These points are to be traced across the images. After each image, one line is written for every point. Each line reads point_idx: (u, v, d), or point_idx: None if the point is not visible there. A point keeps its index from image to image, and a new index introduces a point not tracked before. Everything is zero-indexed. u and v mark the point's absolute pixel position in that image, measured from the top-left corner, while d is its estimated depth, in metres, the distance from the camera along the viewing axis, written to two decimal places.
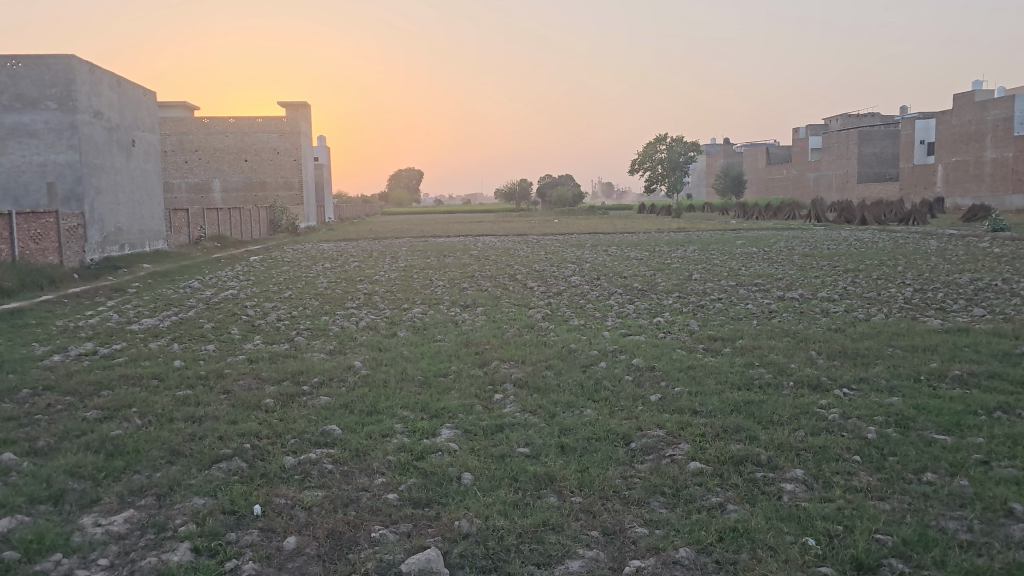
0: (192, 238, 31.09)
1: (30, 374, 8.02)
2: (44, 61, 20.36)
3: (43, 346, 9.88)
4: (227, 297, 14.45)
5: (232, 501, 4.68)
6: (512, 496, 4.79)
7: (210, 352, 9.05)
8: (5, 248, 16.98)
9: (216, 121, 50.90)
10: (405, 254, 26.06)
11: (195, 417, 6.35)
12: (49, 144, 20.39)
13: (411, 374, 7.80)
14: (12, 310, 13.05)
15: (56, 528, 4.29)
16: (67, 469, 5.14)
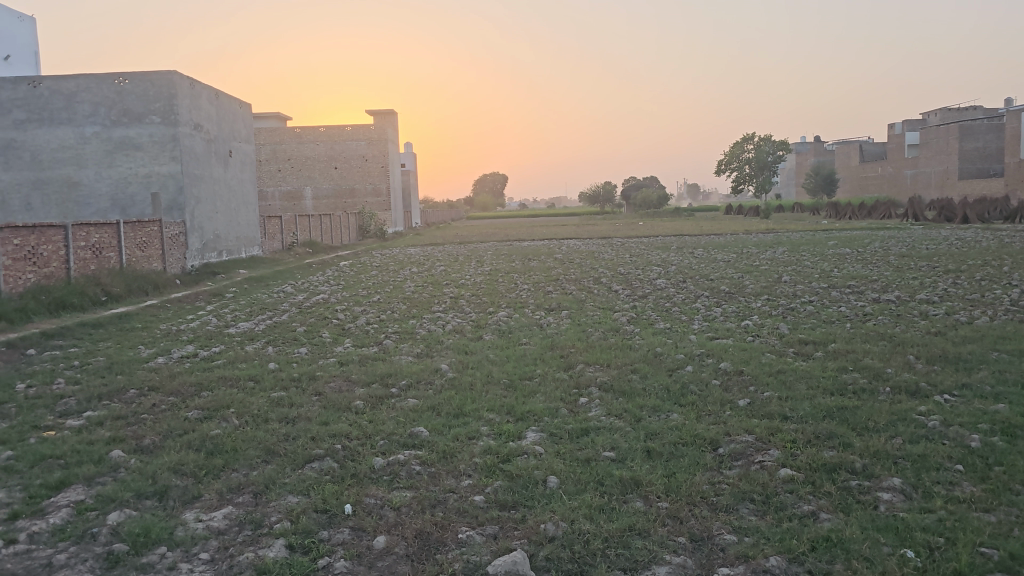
0: (285, 244, 32.14)
1: (137, 375, 8.45)
2: (148, 77, 21.33)
3: (148, 348, 10.40)
4: (318, 302, 14.89)
5: (323, 500, 4.82)
6: (597, 499, 4.78)
7: (303, 355, 9.35)
8: (113, 255, 17.93)
9: (307, 130, 52.53)
10: (490, 257, 26.39)
11: (288, 418, 6.57)
12: (153, 156, 21.42)
13: (497, 377, 7.87)
14: (119, 314, 13.77)
15: (161, 522, 4.51)
16: (170, 467, 5.39)
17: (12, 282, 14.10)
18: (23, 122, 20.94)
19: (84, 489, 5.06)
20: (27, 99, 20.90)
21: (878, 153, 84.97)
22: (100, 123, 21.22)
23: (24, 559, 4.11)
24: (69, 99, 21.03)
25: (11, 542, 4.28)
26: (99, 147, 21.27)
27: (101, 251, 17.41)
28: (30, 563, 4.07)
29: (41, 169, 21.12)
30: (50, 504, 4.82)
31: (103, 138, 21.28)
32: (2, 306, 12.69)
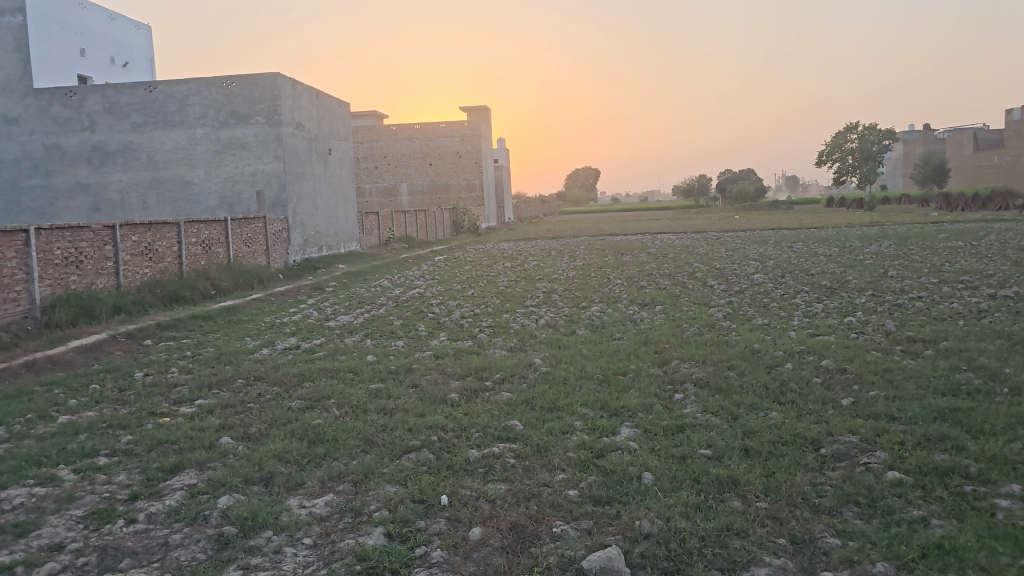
0: (382, 240, 32.90)
1: (243, 366, 8.80)
2: (254, 79, 22.21)
3: (254, 340, 10.81)
4: (413, 296, 15.15)
5: (420, 491, 4.91)
6: (694, 497, 4.71)
7: (399, 348, 9.54)
8: (222, 251, 18.74)
9: (403, 128, 53.48)
10: (583, 252, 26.30)
11: (386, 409, 6.72)
12: (258, 155, 22.27)
13: (591, 372, 7.83)
14: (227, 307, 14.35)
15: (267, 507, 4.69)
16: (275, 454, 5.60)
17: (130, 276, 14.86)
18: (140, 125, 21.97)
19: (195, 473, 5.31)
20: (144, 103, 21.97)
21: (994, 140, 80.32)
22: (209, 125, 22.17)
23: (142, 538, 4.34)
24: (182, 102, 22.02)
25: (131, 521, 4.53)
26: (208, 147, 22.21)
27: (210, 247, 18.22)
28: (148, 541, 4.29)
29: (156, 169, 22.14)
30: (166, 487, 5.08)
31: (212, 139, 22.23)
32: (121, 299, 13.40)
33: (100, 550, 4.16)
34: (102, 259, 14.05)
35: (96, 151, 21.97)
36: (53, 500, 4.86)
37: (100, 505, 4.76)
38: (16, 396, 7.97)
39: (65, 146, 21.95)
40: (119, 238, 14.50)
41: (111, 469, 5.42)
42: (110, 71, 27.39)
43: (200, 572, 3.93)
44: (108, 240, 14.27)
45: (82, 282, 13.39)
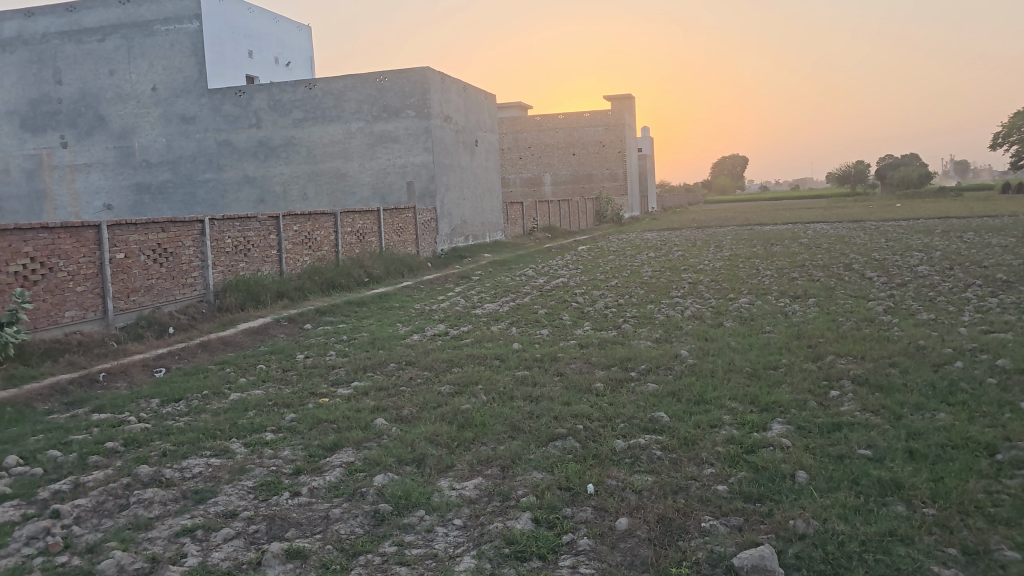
0: (525, 229, 33.27)
1: (396, 350, 9.16)
2: (405, 74, 22.91)
3: (405, 326, 11.22)
4: (557, 285, 15.22)
5: (567, 478, 4.93)
6: (852, 500, 4.48)
7: (545, 336, 9.62)
8: (374, 240, 19.55)
9: (547, 118, 53.78)
10: (730, 243, 25.49)
11: (531, 397, 6.80)
12: (408, 147, 23.00)
13: (739, 365, 7.61)
14: (379, 294, 14.95)
15: (419, 487, 4.85)
16: (426, 437, 5.78)
17: (292, 264, 15.76)
18: (301, 121, 23.19)
19: (352, 452, 5.56)
20: (304, 100, 23.15)
21: None
22: (363, 119, 23.07)
23: (306, 510, 4.60)
24: (339, 98, 23.03)
25: (295, 494, 4.81)
26: (362, 141, 23.10)
27: (364, 236, 19.05)
28: (311, 514, 4.55)
29: (315, 163, 23.29)
30: (326, 463, 5.36)
31: (366, 133, 23.13)
32: (284, 285, 14.24)
33: (269, 519, 4.44)
34: (267, 247, 14.97)
35: (262, 146, 23.42)
36: (227, 470, 5.24)
37: (267, 477, 5.09)
38: (194, 372, 8.67)
39: (235, 142, 23.53)
40: (282, 228, 15.39)
41: (277, 444, 5.78)
42: (275, 70, 29.11)
43: (359, 545, 4.12)
44: (273, 230, 15.17)
45: (250, 268, 14.32)
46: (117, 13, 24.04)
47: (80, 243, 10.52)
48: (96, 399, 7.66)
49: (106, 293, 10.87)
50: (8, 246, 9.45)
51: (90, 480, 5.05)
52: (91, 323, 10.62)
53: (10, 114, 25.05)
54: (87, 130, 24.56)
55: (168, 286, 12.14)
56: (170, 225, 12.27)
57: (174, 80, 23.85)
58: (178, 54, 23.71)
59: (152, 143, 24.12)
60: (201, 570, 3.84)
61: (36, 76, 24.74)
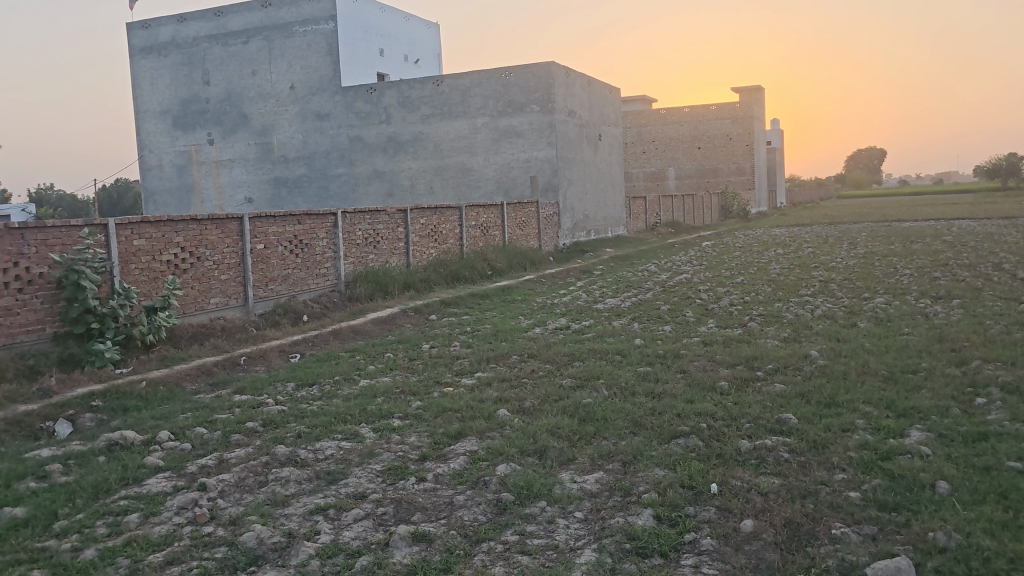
0: (648, 224, 32.87)
1: (517, 343, 9.26)
2: (530, 69, 22.92)
3: (527, 319, 11.32)
4: (681, 281, 14.96)
5: (690, 477, 4.85)
6: (1000, 514, 4.20)
7: (667, 333, 9.50)
8: (498, 233, 19.84)
9: (672, 111, 52.86)
10: (866, 239, 24.33)
11: (654, 393, 6.73)
12: (532, 142, 23.05)
13: (875, 368, 7.26)
14: (501, 287, 15.14)
15: (541, 478, 4.89)
16: (548, 429, 5.82)
17: (418, 256, 16.17)
18: (428, 117, 23.68)
19: (476, 441, 5.67)
20: (432, 96, 23.60)
21: None
22: (488, 114, 23.25)
23: (431, 495, 4.73)
24: (465, 94, 23.30)
25: (421, 479, 4.95)
26: (487, 136, 23.30)
27: (487, 230, 19.35)
28: (436, 499, 4.67)
29: (441, 157, 23.71)
30: (451, 451, 5.49)
31: (491, 128, 23.31)
32: (411, 277, 14.63)
33: (396, 502, 4.59)
34: (395, 240, 15.42)
35: (391, 141, 24.10)
36: (356, 453, 5.45)
37: (395, 461, 5.27)
38: (326, 359, 9.06)
39: (366, 138, 24.34)
40: (409, 221, 15.80)
41: (404, 430, 5.97)
42: (405, 67, 29.88)
43: (481, 532, 4.20)
44: (400, 223, 15.61)
45: (379, 260, 14.79)
46: (260, 15, 25.38)
47: (224, 234, 11.18)
48: (237, 381, 8.15)
49: (246, 282, 11.50)
50: (162, 236, 10.16)
51: (232, 458, 5.38)
52: (233, 310, 11.28)
53: (164, 114, 27.02)
54: (231, 128, 26.16)
55: (303, 276, 12.72)
56: (306, 218, 12.84)
57: (310, 79, 24.93)
58: (315, 54, 24.77)
59: (290, 139, 25.34)
60: (333, 547, 4.01)
61: (187, 77, 26.60)
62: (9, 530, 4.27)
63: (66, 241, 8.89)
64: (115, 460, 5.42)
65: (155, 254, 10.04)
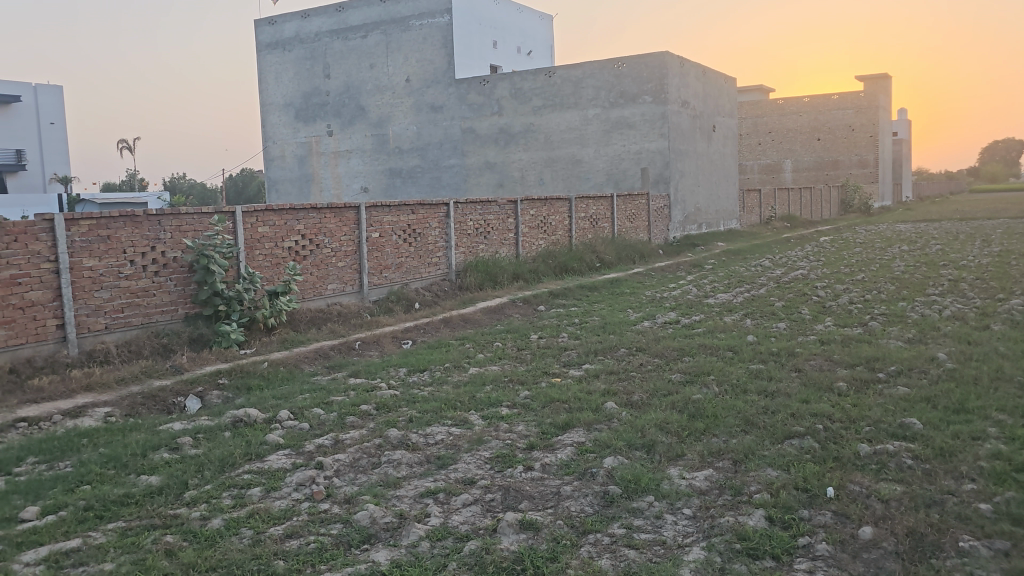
0: (762, 218, 31.96)
1: (626, 336, 9.19)
2: (643, 59, 22.28)
3: (636, 312, 11.21)
4: (797, 277, 14.48)
5: (804, 479, 4.70)
6: None
7: (782, 330, 9.21)
8: (607, 226, 19.73)
9: (790, 101, 51.06)
10: (1001, 237, 22.87)
11: (767, 392, 6.53)
12: (644, 133, 22.42)
13: (1009, 373, 6.81)
14: (610, 279, 15.06)
15: (649, 473, 4.83)
16: (656, 424, 5.75)
17: (527, 247, 16.28)
18: (540, 108, 23.58)
19: (583, 433, 5.66)
20: (544, 87, 23.48)
21: None
22: (600, 105, 22.83)
23: (538, 484, 4.75)
24: (577, 85, 23.02)
25: (528, 468, 4.99)
26: (599, 127, 22.90)
27: (597, 222, 19.28)
28: (543, 488, 4.69)
29: (552, 149, 23.55)
30: (558, 441, 5.50)
31: (602, 119, 22.87)
32: (520, 267, 14.74)
33: (504, 489, 4.64)
34: (506, 231, 15.56)
35: (502, 133, 24.22)
36: (466, 440, 5.54)
37: (503, 449, 5.33)
38: (437, 346, 9.24)
39: (478, 129, 24.58)
40: (519, 212, 15.91)
41: (512, 419, 6.02)
42: (517, 59, 30.03)
43: (588, 523, 4.20)
44: (511, 214, 15.73)
45: (489, 250, 14.96)
46: (379, 10, 26.10)
47: (342, 222, 11.56)
48: (353, 365, 8.44)
49: (362, 269, 11.86)
50: (284, 223, 10.59)
51: (347, 438, 5.57)
52: (349, 296, 11.67)
53: (287, 106, 28.38)
54: (349, 120, 27.03)
55: (416, 265, 13.01)
56: (419, 208, 13.11)
57: (425, 71, 25.41)
58: (430, 47, 25.22)
59: (405, 130, 25.95)
60: (442, 530, 4.09)
61: (310, 71, 27.77)
62: (145, 496, 4.57)
63: (197, 227, 9.41)
64: (239, 436, 5.71)
65: (278, 241, 10.48)
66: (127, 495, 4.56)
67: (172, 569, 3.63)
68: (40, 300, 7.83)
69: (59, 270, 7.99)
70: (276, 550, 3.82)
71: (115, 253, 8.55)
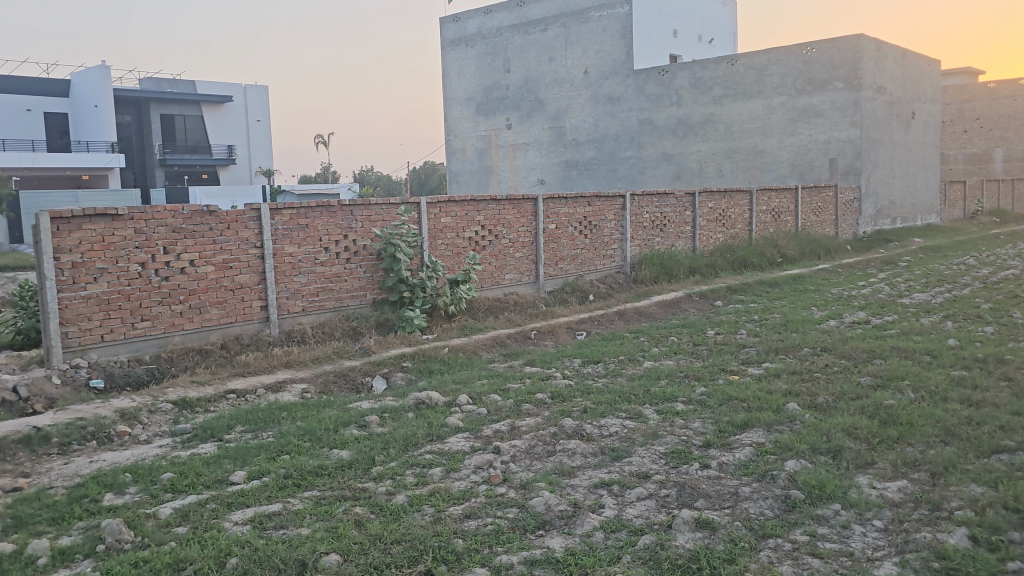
0: (967, 212, 29.41)
1: (810, 335, 8.76)
2: (836, 43, 20.86)
3: (821, 310, 10.65)
4: (1006, 277, 13.22)
5: (1014, 498, 4.25)
6: None
7: (989, 334, 8.43)
8: (790, 220, 18.90)
9: (1003, 84, 46.50)
10: None
11: (970, 401, 6.01)
12: (833, 122, 21.04)
13: None
14: (792, 275, 14.42)
15: (835, 480, 4.58)
16: (844, 428, 5.43)
17: (705, 240, 15.88)
18: (721, 98, 22.71)
19: (763, 433, 5.46)
20: (726, 76, 22.61)
21: None
22: (786, 93, 21.64)
23: (715, 483, 4.63)
24: (761, 73, 21.93)
25: (705, 466, 4.87)
26: (784, 116, 21.69)
27: (779, 215, 18.50)
28: (720, 488, 4.56)
29: (733, 140, 22.62)
30: (736, 440, 5.34)
31: (788, 108, 21.64)
32: (697, 261, 14.43)
33: (679, 486, 4.55)
34: (683, 223, 15.25)
35: (681, 124, 23.63)
36: (640, 433, 5.49)
37: (679, 445, 5.23)
38: (612, 338, 9.21)
39: (655, 120, 24.15)
40: (697, 205, 15.54)
41: (688, 415, 5.91)
42: (698, 47, 29.29)
43: (769, 527, 4.04)
44: (688, 207, 15.40)
45: (665, 243, 14.74)
46: (559, 4, 26.38)
47: (520, 214, 11.79)
48: (528, 354, 8.58)
49: (538, 260, 12.04)
50: (465, 215, 10.93)
51: (523, 425, 5.68)
52: (525, 286, 11.88)
53: (469, 101, 29.25)
54: (528, 113, 27.50)
55: (591, 257, 13.04)
56: (596, 200, 13.12)
57: (604, 63, 25.39)
58: (610, 38, 25.20)
59: (582, 123, 26.06)
60: (617, 522, 4.08)
61: (491, 66, 28.50)
62: (337, 469, 4.88)
63: (386, 217, 9.90)
64: (422, 417, 5.97)
65: (459, 231, 10.84)
66: (321, 466, 4.89)
67: (360, 538, 3.85)
68: (248, 283, 8.54)
69: (264, 255, 8.67)
70: (456, 530, 3.96)
71: (312, 240, 9.16)
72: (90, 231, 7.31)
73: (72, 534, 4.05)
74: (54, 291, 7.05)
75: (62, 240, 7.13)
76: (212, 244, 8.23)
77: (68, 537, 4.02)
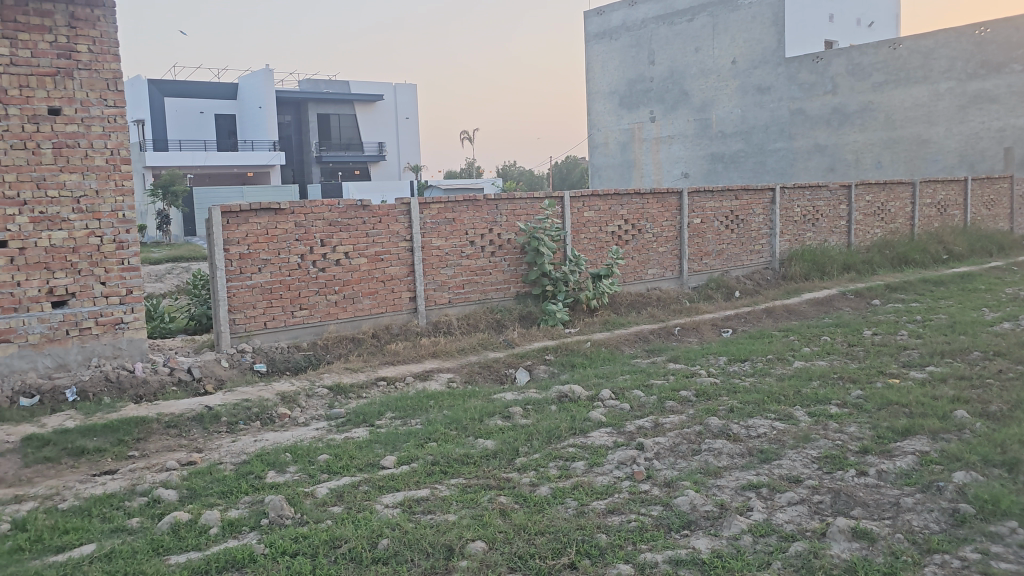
0: None
1: (981, 338, 8.10)
2: (1014, 21, 19.14)
3: (994, 312, 9.85)
4: None
5: None
6: None
7: None
8: (957, 213, 17.64)
9: None
10: None
11: None
12: (1010, 108, 19.35)
13: None
14: (960, 274, 13.41)
15: (1011, 495, 4.21)
16: (1021, 440, 4.99)
17: (861, 235, 15.06)
18: (881, 85, 21.40)
19: (927, 441, 5.11)
20: (887, 61, 21.27)
21: None
22: (954, 78, 20.11)
23: (874, 492, 4.38)
24: (927, 57, 20.48)
25: (862, 473, 4.61)
26: (952, 102, 20.17)
27: (946, 208, 17.29)
28: (880, 497, 4.30)
29: (893, 129, 21.30)
30: (897, 448, 5.02)
31: (957, 93, 20.10)
32: (852, 258, 13.70)
33: (834, 492, 4.33)
34: (837, 218, 14.51)
35: (836, 112, 22.49)
36: (791, 436, 5.27)
37: (833, 450, 4.98)
38: (760, 337, 8.89)
39: (808, 110, 23.11)
40: (853, 198, 14.73)
41: (843, 419, 5.62)
42: (856, 32, 27.78)
43: (935, 542, 3.78)
44: (844, 200, 14.63)
45: (817, 238, 14.08)
46: None
47: (664, 208, 11.59)
48: (672, 350, 8.43)
49: (682, 255, 11.81)
50: (609, 209, 10.86)
51: (668, 423, 5.58)
52: (668, 281, 11.70)
53: (612, 94, 29.06)
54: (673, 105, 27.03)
55: (738, 252, 12.66)
56: (744, 193, 12.70)
57: (754, 51, 24.56)
58: (760, 25, 24.33)
59: (729, 114, 25.33)
60: (766, 527, 3.94)
61: (635, 58, 28.20)
62: (482, 458, 4.97)
63: (529, 211, 9.99)
64: (565, 411, 5.98)
65: (602, 226, 10.79)
66: (467, 455, 5.00)
67: (505, 528, 3.91)
68: (398, 275, 8.84)
69: (413, 248, 8.94)
70: (600, 525, 3.94)
71: (459, 234, 9.37)
72: (255, 225, 7.77)
73: (239, 508, 4.33)
74: (223, 280, 7.56)
75: (231, 232, 7.63)
76: (365, 236, 8.57)
77: (235, 510, 4.30)
